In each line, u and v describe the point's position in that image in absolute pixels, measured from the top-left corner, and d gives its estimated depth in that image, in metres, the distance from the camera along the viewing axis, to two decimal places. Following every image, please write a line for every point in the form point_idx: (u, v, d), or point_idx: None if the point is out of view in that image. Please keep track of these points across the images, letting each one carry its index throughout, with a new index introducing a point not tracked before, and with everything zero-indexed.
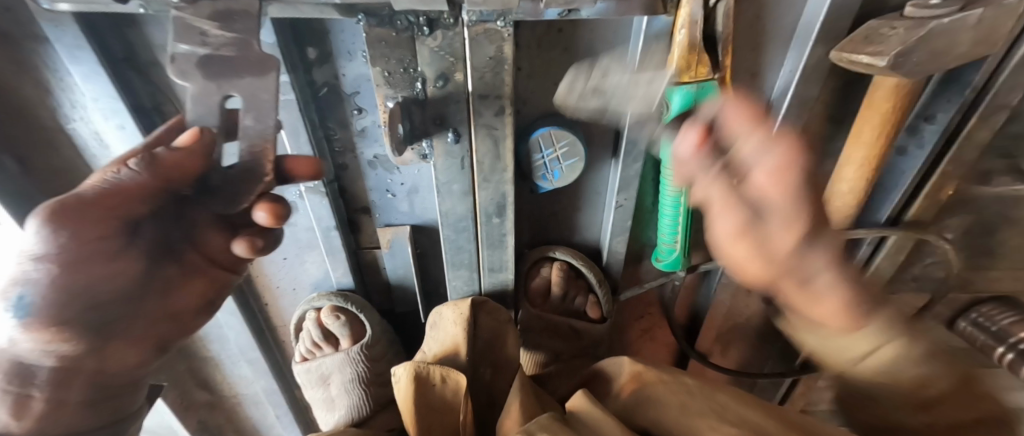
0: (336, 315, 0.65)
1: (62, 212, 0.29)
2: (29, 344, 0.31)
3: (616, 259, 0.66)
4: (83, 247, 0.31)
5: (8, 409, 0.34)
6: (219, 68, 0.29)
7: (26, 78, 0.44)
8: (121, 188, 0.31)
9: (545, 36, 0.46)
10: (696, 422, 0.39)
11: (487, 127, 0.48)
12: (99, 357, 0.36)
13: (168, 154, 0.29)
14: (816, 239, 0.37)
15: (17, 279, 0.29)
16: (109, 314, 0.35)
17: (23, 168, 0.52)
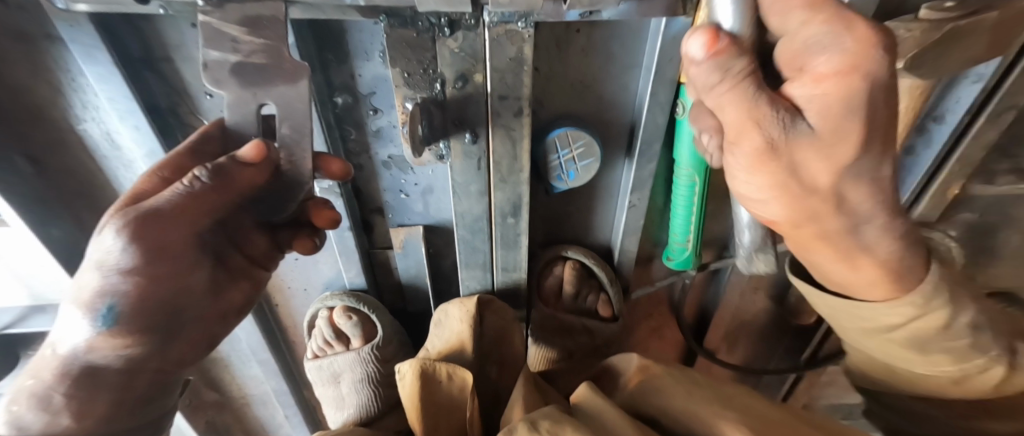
0: (349, 315, 0.65)
1: (142, 224, 0.31)
2: (106, 349, 0.34)
3: (628, 258, 0.66)
4: (156, 262, 0.33)
5: (72, 412, 0.36)
6: (250, 76, 0.32)
7: (38, 79, 0.44)
8: (188, 203, 0.32)
9: (562, 37, 0.46)
10: (700, 407, 0.40)
11: (505, 128, 0.48)
12: (161, 357, 0.38)
13: (240, 167, 0.32)
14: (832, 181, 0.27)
15: (104, 289, 0.32)
16: (175, 321, 0.37)
17: (36, 169, 0.50)
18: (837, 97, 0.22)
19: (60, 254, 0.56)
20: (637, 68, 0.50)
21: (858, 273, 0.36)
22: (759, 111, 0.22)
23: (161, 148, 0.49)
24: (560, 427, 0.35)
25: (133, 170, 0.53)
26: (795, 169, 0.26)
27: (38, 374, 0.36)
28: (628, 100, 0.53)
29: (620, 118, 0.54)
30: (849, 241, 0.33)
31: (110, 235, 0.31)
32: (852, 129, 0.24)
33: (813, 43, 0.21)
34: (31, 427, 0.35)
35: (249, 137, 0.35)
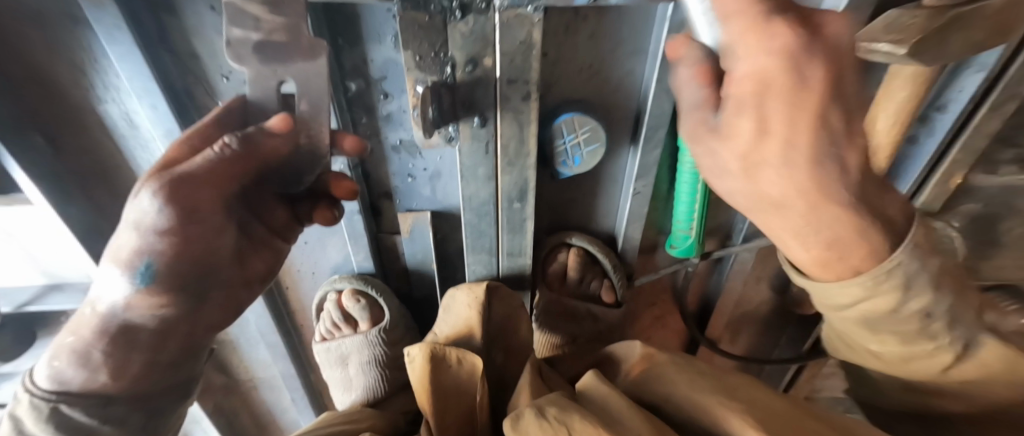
0: (357, 297, 0.66)
1: (174, 187, 0.34)
2: (140, 306, 0.38)
3: (631, 246, 0.68)
4: (187, 225, 0.36)
5: (109, 369, 0.39)
6: (274, 54, 0.33)
7: (62, 58, 0.45)
8: (216, 170, 0.34)
9: (570, 23, 0.47)
10: (704, 396, 0.39)
11: (514, 112, 0.49)
12: (192, 320, 0.42)
13: (267, 136, 0.34)
14: (778, 183, 0.27)
15: (140, 249, 0.36)
16: (205, 282, 0.41)
17: (55, 148, 0.52)
18: (750, 99, 0.23)
19: (80, 232, 0.57)
20: (644, 55, 0.50)
21: (801, 248, 0.33)
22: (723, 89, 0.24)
23: (178, 128, 0.50)
24: (567, 414, 0.36)
25: (150, 151, 0.54)
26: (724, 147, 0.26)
27: (80, 330, 0.39)
28: (634, 88, 0.54)
29: (626, 105, 0.55)
30: (792, 239, 0.33)
31: (143, 198, 0.34)
32: (751, 131, 0.24)
33: (739, 41, 0.22)
34: (72, 382, 0.39)
35: (268, 109, 0.36)
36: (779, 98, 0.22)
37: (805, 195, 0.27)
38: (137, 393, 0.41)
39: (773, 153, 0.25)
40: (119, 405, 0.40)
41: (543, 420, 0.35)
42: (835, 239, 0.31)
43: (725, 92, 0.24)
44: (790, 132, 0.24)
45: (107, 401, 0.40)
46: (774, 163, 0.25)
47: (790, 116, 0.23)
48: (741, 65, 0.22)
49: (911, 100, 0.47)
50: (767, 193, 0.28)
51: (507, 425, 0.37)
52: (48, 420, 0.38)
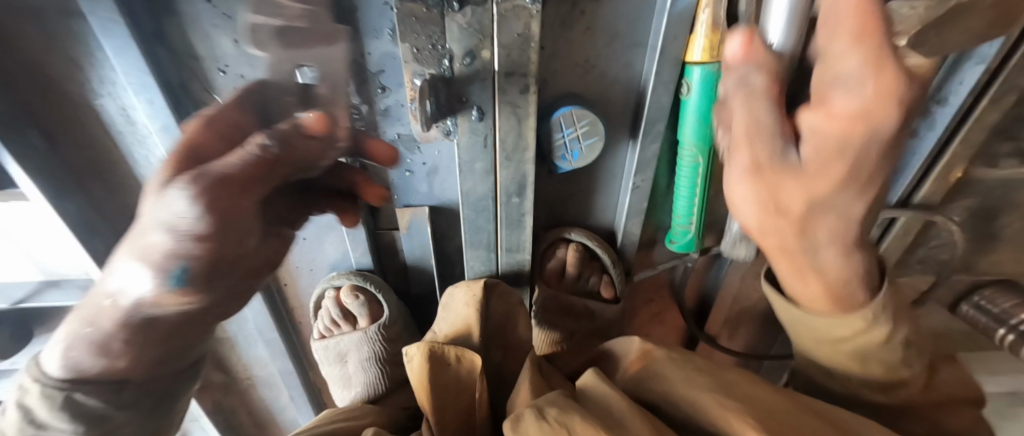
0: (355, 294, 0.66)
1: (214, 192, 0.30)
2: (169, 303, 0.35)
3: (630, 241, 0.67)
4: (223, 229, 0.33)
5: (126, 357, 0.39)
6: (293, 38, 0.36)
7: (57, 52, 0.45)
8: (255, 170, 0.32)
9: (568, 16, 0.47)
10: (702, 397, 0.39)
11: (511, 105, 0.49)
12: (205, 314, 0.41)
13: (303, 132, 0.35)
14: (817, 210, 0.35)
15: (175, 253, 0.32)
16: (229, 278, 0.39)
17: (49, 143, 0.52)
18: (839, 132, 0.28)
19: (77, 228, 0.57)
20: (643, 48, 0.50)
21: (808, 282, 0.41)
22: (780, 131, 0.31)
23: (174, 123, 0.49)
24: (568, 416, 0.35)
25: (148, 146, 0.54)
26: (783, 182, 0.33)
27: (98, 324, 0.37)
28: (634, 82, 0.53)
29: (625, 99, 0.55)
30: (804, 256, 0.39)
31: (177, 198, 0.30)
32: (832, 170, 0.31)
33: (844, 81, 0.25)
34: (88, 367, 0.38)
35: (285, 98, 0.39)
36: (862, 136, 0.28)
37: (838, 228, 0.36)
38: (150, 377, 0.42)
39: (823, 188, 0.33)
40: (132, 390, 0.41)
41: (543, 421, 0.35)
42: (846, 278, 0.39)
43: (805, 129, 0.30)
44: (841, 166, 0.30)
45: (121, 387, 0.40)
46: (821, 195, 0.33)
47: (846, 164, 0.30)
48: (822, 111, 0.28)
49: None
50: (791, 210, 0.35)
51: (508, 426, 0.37)
52: (64, 407, 0.38)
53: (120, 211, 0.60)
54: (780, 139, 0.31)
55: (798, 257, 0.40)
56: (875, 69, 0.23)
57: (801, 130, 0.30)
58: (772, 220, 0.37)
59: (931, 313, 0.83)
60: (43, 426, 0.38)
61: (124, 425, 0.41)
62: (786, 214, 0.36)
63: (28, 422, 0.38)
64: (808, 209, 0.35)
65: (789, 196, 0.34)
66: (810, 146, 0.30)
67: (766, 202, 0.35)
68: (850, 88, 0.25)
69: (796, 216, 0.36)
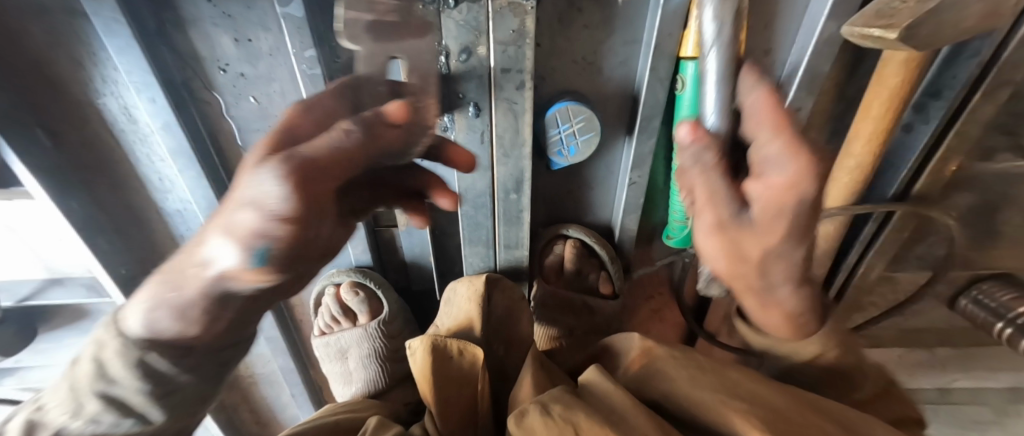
0: (355, 290, 0.67)
1: (303, 177, 0.24)
2: (248, 281, 0.29)
3: (628, 237, 0.68)
4: (312, 214, 0.26)
5: (197, 325, 0.34)
6: (385, 33, 0.35)
7: (59, 52, 0.45)
8: (343, 157, 0.26)
9: (564, 13, 0.47)
10: (706, 397, 0.39)
11: (508, 102, 0.49)
12: (272, 293, 0.35)
13: (386, 126, 0.29)
14: (768, 261, 0.33)
15: (257, 232, 0.25)
16: (307, 263, 0.32)
17: (52, 142, 0.52)
18: (779, 201, 0.26)
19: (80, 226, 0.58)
20: (638, 44, 0.51)
21: (763, 315, 0.42)
22: (722, 198, 0.29)
23: (176, 121, 0.50)
24: (572, 413, 0.36)
25: (150, 143, 0.55)
26: (735, 240, 0.31)
27: (181, 289, 0.32)
28: (629, 78, 0.54)
29: (621, 95, 0.55)
30: (762, 296, 0.38)
31: (263, 175, 0.23)
32: (779, 230, 0.29)
33: (774, 157, 0.25)
34: (164, 329, 0.35)
35: (377, 88, 0.36)
36: (799, 204, 0.26)
37: (793, 277, 0.35)
38: (214, 346, 0.38)
39: (773, 246, 0.31)
40: (196, 356, 0.37)
41: (548, 420, 0.35)
42: (797, 313, 0.41)
43: (750, 193, 0.28)
44: (792, 225, 0.28)
45: (186, 353, 0.36)
46: (772, 251, 0.31)
47: (795, 226, 0.29)
48: (767, 181, 0.26)
49: (904, 86, 0.47)
50: (754, 262, 0.33)
51: (513, 421, 0.37)
52: (135, 367, 0.35)
53: (124, 208, 0.61)
54: (731, 206, 0.29)
55: (759, 295, 0.38)
56: (794, 152, 0.24)
57: (749, 195, 0.28)
58: (735, 272, 0.35)
59: (930, 308, 0.83)
60: (114, 381, 0.35)
61: (188, 388, 0.38)
62: (740, 266, 0.34)
63: (99, 376, 0.35)
64: (758, 261, 0.33)
65: (750, 250, 0.31)
66: (759, 211, 0.28)
67: (723, 256, 0.33)
68: (771, 158, 0.25)
69: (747, 268, 0.34)
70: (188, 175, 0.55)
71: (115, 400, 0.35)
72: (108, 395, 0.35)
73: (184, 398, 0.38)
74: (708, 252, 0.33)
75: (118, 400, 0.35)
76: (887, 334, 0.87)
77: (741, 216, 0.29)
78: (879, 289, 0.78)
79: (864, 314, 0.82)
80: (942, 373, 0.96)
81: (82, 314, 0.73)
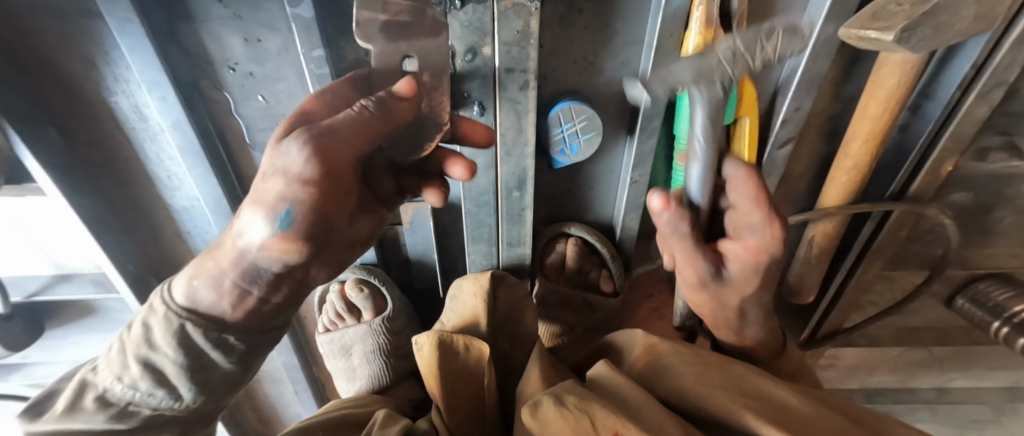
0: (360, 287, 0.68)
1: (320, 143, 0.32)
2: (271, 252, 0.35)
3: (629, 235, 0.69)
4: (325, 179, 0.34)
5: (231, 299, 0.40)
6: (399, 33, 0.36)
7: (73, 51, 0.46)
8: (360, 127, 0.34)
9: (567, 14, 0.48)
10: (713, 395, 0.38)
11: (512, 101, 0.50)
12: (302, 271, 0.41)
13: (397, 101, 0.36)
14: (742, 304, 0.48)
15: (284, 195, 0.33)
16: (325, 239, 0.38)
17: (65, 140, 0.53)
18: (750, 258, 0.43)
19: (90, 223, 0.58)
20: (639, 45, 0.52)
21: (740, 345, 0.53)
22: (703, 260, 0.44)
23: (187, 120, 0.51)
24: (587, 403, 0.34)
25: (160, 141, 0.56)
26: (714, 287, 0.47)
27: (216, 260, 0.39)
28: (631, 79, 0.55)
29: (623, 95, 0.56)
30: (737, 331, 0.52)
31: (292, 149, 0.32)
32: (746, 276, 0.44)
33: (748, 225, 0.41)
34: (203, 301, 0.41)
35: (388, 84, 0.39)
36: (764, 259, 0.42)
37: (759, 313, 0.50)
38: (246, 326, 0.43)
39: (744, 290, 0.46)
40: (230, 334, 0.42)
41: (563, 408, 0.34)
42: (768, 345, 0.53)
43: (728, 250, 0.44)
44: (757, 278, 0.45)
45: (221, 329, 0.41)
46: (740, 294, 0.47)
47: (754, 276, 0.44)
48: (742, 241, 0.42)
49: (900, 87, 0.48)
50: (731, 303, 0.48)
51: (526, 413, 0.36)
52: (175, 336, 0.40)
53: (133, 205, 0.62)
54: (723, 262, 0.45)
55: (732, 329, 0.52)
56: (768, 223, 0.39)
57: (727, 252, 0.45)
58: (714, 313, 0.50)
59: (927, 307, 0.84)
60: (156, 349, 0.41)
61: (215, 369, 0.43)
62: (717, 307, 0.49)
63: (145, 342, 0.41)
64: (731, 304, 0.48)
65: (729, 295, 0.47)
66: (737, 262, 0.44)
67: (705, 299, 0.49)
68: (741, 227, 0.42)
69: (724, 310, 0.50)
70: (196, 173, 0.56)
71: (153, 367, 0.41)
72: (149, 362, 0.41)
73: (212, 378, 0.43)
74: (688, 298, 0.51)
75: (159, 366, 0.41)
76: (886, 332, 0.88)
77: (722, 273, 0.46)
78: (877, 288, 0.79)
79: (862, 313, 0.83)
80: (940, 372, 0.97)
81: (87, 311, 0.74)
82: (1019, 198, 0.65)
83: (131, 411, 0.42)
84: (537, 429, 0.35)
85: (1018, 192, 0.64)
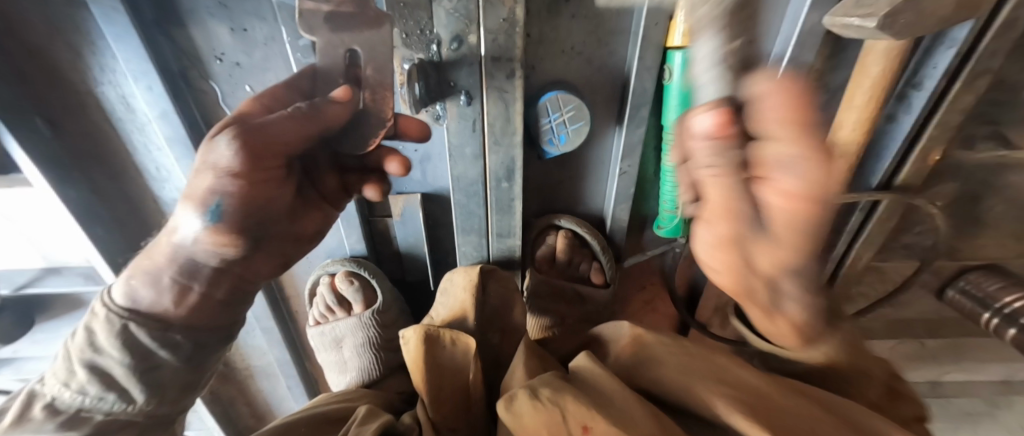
0: (350, 279, 0.67)
1: (245, 137, 0.34)
2: (206, 244, 0.38)
3: (619, 226, 0.69)
4: (255, 172, 0.36)
5: (171, 295, 0.40)
6: (345, 25, 0.32)
7: (59, 39, 0.46)
8: (290, 129, 0.34)
9: (553, 2, 0.48)
10: (692, 382, 0.37)
11: (499, 90, 0.50)
12: (243, 267, 0.43)
13: (330, 105, 0.34)
14: (786, 267, 0.32)
15: (213, 189, 0.35)
16: (257, 229, 0.41)
17: (53, 130, 0.53)
18: (788, 208, 0.26)
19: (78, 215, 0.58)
20: (626, 34, 0.52)
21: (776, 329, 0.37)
22: (735, 200, 0.27)
23: (174, 110, 0.51)
24: (560, 396, 0.34)
25: (147, 132, 0.56)
26: (739, 245, 0.31)
27: (152, 258, 0.40)
28: (619, 68, 0.55)
29: (611, 85, 0.56)
30: (770, 304, 0.35)
31: (220, 144, 0.34)
32: (793, 227, 0.27)
33: (788, 161, 0.23)
34: (143, 300, 0.40)
35: (335, 80, 0.35)
36: (823, 210, 0.25)
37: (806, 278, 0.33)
38: (193, 323, 0.41)
39: (783, 247, 0.30)
40: (176, 333, 0.40)
41: (537, 401, 0.34)
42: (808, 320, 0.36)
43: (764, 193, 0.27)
44: (813, 232, 0.27)
45: (164, 327, 0.40)
46: (777, 250, 0.30)
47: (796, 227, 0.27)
48: (813, 169, 0.22)
49: (884, 74, 0.48)
50: (759, 267, 0.33)
51: (501, 406, 0.36)
52: (118, 335, 0.38)
53: (122, 197, 0.62)
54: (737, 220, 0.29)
55: (765, 309, 0.36)
56: (816, 157, 0.22)
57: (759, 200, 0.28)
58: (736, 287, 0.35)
59: (918, 299, 0.84)
60: (101, 351, 0.38)
61: (168, 369, 0.40)
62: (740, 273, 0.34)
63: (89, 345, 0.39)
64: (762, 260, 0.32)
65: (758, 257, 0.32)
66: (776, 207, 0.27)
67: (722, 263, 0.34)
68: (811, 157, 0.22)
69: (753, 274, 0.33)
70: (184, 165, 0.56)
71: (101, 371, 0.38)
72: (95, 365, 0.38)
73: (166, 376, 0.40)
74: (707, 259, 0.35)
75: (105, 368, 0.38)
76: (878, 325, 0.88)
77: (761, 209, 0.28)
78: (868, 279, 0.79)
79: (854, 305, 0.83)
80: (933, 366, 0.97)
81: (78, 305, 0.74)
82: (1008, 188, 0.65)
83: (82, 418, 0.37)
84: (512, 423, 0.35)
85: (1007, 182, 0.65)
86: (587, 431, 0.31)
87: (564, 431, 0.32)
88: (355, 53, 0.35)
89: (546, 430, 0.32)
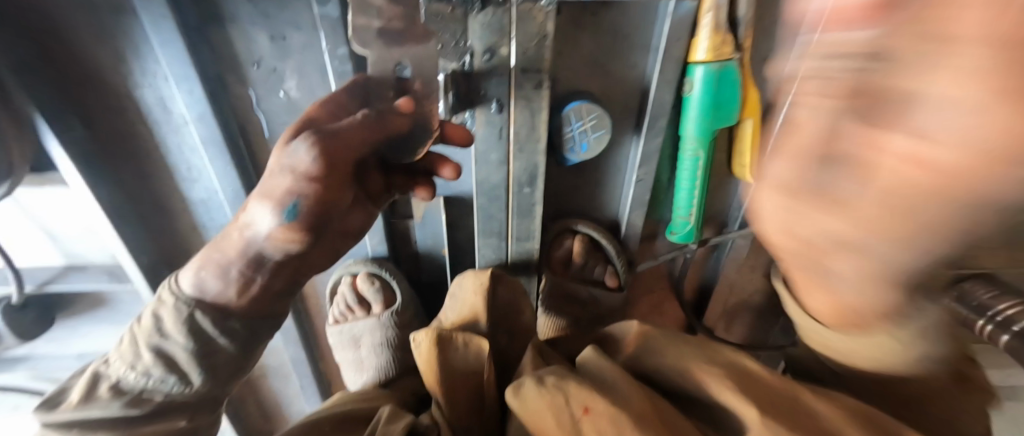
0: (371, 280, 0.70)
1: (323, 141, 0.36)
2: (272, 240, 0.39)
3: (634, 231, 0.71)
4: (328, 174, 0.37)
5: (237, 286, 0.42)
6: (393, 39, 0.35)
7: (103, 44, 0.48)
8: (359, 134, 0.37)
9: (577, 18, 0.52)
10: (691, 364, 0.39)
11: (525, 99, 0.52)
12: (301, 261, 0.44)
13: (394, 114, 0.37)
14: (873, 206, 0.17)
15: (291, 190, 0.37)
16: (322, 226, 0.41)
17: (89, 131, 0.55)
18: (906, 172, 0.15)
19: (111, 214, 0.60)
20: (647, 48, 0.54)
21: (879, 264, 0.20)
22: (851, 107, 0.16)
23: (211, 113, 0.52)
24: (565, 382, 0.36)
25: (181, 133, 0.57)
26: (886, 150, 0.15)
27: (223, 251, 0.41)
28: (638, 80, 0.57)
29: (629, 97, 0.59)
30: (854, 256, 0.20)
31: (299, 148, 0.36)
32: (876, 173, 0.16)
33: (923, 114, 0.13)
34: (210, 290, 0.43)
35: (386, 92, 0.38)
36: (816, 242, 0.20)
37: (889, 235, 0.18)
38: (251, 312, 0.44)
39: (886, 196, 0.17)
40: (235, 321, 0.44)
41: (542, 387, 0.36)
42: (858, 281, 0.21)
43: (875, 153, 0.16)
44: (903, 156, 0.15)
45: (225, 316, 0.43)
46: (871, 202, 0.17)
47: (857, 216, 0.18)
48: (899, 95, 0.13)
49: None
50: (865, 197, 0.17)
51: (510, 392, 0.37)
52: (184, 322, 0.42)
53: (149, 198, 0.63)
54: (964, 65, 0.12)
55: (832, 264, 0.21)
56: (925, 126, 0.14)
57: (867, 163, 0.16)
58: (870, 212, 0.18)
59: None
60: (167, 337, 0.42)
61: (224, 356, 0.44)
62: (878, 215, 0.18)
63: (157, 330, 0.42)
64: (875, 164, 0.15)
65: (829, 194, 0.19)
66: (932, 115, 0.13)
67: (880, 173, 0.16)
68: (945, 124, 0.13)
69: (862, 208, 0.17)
70: (216, 166, 0.57)
71: (164, 355, 0.42)
72: (160, 349, 0.42)
73: (221, 360, 0.44)
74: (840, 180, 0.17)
75: (168, 353, 0.42)
76: None
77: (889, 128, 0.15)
78: None
79: None
80: None
81: (97, 304, 0.75)
82: None
83: (145, 398, 0.41)
84: (521, 407, 0.37)
85: None
86: (587, 411, 0.33)
87: (567, 413, 0.34)
88: (404, 69, 0.36)
89: (550, 409, 0.34)
